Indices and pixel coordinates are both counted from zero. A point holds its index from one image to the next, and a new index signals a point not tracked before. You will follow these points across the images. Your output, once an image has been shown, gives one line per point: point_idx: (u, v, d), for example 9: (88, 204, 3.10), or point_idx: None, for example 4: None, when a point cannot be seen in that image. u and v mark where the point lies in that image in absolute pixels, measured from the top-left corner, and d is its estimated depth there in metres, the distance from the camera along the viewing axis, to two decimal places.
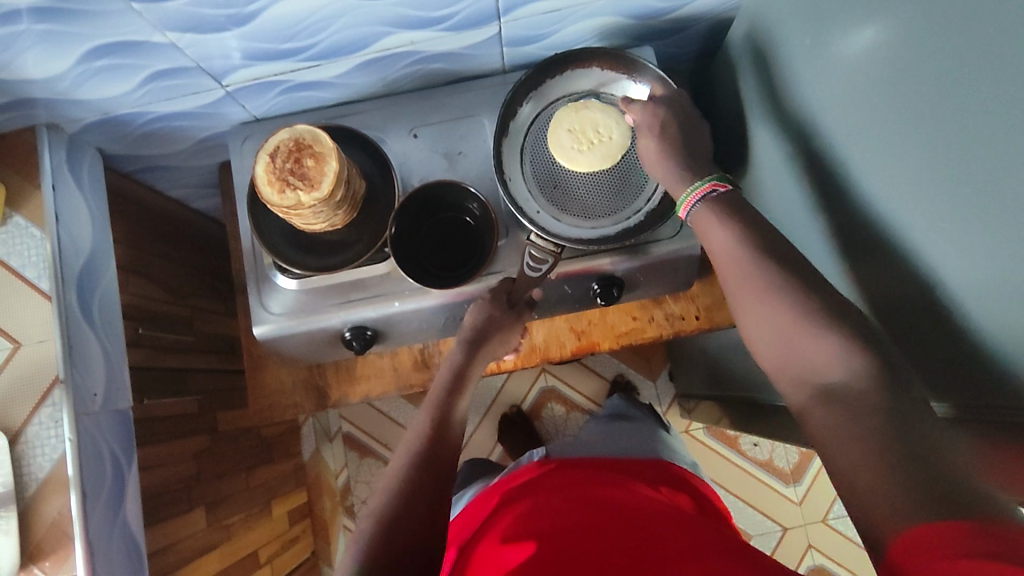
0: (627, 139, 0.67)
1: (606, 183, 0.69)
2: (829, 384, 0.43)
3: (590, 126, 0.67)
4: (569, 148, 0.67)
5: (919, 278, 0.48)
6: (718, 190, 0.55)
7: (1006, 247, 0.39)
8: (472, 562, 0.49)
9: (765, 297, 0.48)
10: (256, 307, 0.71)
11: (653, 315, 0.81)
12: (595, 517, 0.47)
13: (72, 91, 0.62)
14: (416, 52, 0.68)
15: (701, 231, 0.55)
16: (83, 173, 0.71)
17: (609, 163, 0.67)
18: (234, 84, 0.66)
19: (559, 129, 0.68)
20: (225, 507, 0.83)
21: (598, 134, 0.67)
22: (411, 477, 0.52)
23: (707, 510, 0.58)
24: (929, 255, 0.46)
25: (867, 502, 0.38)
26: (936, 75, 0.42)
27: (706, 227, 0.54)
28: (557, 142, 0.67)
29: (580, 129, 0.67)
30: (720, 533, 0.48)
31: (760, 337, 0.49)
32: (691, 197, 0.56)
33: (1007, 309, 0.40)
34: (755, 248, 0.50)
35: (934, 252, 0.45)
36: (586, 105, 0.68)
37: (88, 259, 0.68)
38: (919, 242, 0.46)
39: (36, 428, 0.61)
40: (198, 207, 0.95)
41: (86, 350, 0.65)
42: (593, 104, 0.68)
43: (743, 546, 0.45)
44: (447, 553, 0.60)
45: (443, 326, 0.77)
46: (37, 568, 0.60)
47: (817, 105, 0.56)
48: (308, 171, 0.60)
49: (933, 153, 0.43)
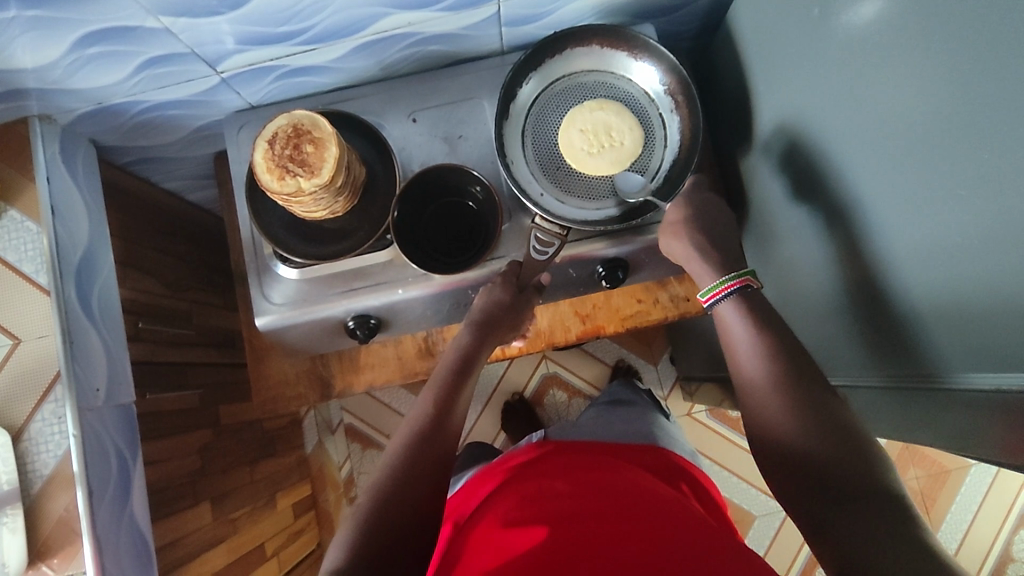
0: (638, 146, 0.68)
1: (612, 163, 0.67)
2: (812, 437, 0.47)
3: (603, 130, 0.68)
4: (580, 150, 0.67)
5: (912, 254, 0.47)
6: (750, 286, 0.58)
7: (1002, 221, 0.38)
8: (466, 545, 0.46)
9: (786, 365, 0.51)
10: (257, 298, 0.70)
11: (658, 297, 0.81)
12: (601, 502, 0.44)
13: (64, 81, 0.61)
14: (414, 34, 0.67)
15: (722, 324, 0.57)
16: (77, 165, 0.69)
17: (614, 169, 0.67)
18: (229, 70, 0.65)
19: (570, 129, 0.68)
20: (230, 501, 0.83)
21: (610, 138, 0.67)
22: (409, 457, 0.51)
23: (708, 503, 0.55)
24: (925, 229, 0.45)
25: (843, 544, 0.41)
26: (939, 44, 0.41)
27: (726, 320, 0.56)
28: (568, 143, 0.68)
29: (592, 130, 0.68)
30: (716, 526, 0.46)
31: (767, 393, 0.51)
32: (723, 287, 0.58)
33: (1001, 277, 0.40)
34: (780, 329, 0.53)
35: (927, 227, 0.45)
36: (604, 107, 0.68)
37: (85, 252, 0.67)
38: (913, 219, 0.46)
39: (39, 424, 0.60)
40: (194, 199, 0.93)
41: (87, 344, 0.64)
42: (609, 107, 0.68)
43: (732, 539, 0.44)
44: (443, 527, 0.58)
45: (447, 312, 0.76)
46: (45, 565, 0.59)
47: (818, 78, 0.55)
48: (307, 157, 0.59)
49: (936, 122, 0.42)
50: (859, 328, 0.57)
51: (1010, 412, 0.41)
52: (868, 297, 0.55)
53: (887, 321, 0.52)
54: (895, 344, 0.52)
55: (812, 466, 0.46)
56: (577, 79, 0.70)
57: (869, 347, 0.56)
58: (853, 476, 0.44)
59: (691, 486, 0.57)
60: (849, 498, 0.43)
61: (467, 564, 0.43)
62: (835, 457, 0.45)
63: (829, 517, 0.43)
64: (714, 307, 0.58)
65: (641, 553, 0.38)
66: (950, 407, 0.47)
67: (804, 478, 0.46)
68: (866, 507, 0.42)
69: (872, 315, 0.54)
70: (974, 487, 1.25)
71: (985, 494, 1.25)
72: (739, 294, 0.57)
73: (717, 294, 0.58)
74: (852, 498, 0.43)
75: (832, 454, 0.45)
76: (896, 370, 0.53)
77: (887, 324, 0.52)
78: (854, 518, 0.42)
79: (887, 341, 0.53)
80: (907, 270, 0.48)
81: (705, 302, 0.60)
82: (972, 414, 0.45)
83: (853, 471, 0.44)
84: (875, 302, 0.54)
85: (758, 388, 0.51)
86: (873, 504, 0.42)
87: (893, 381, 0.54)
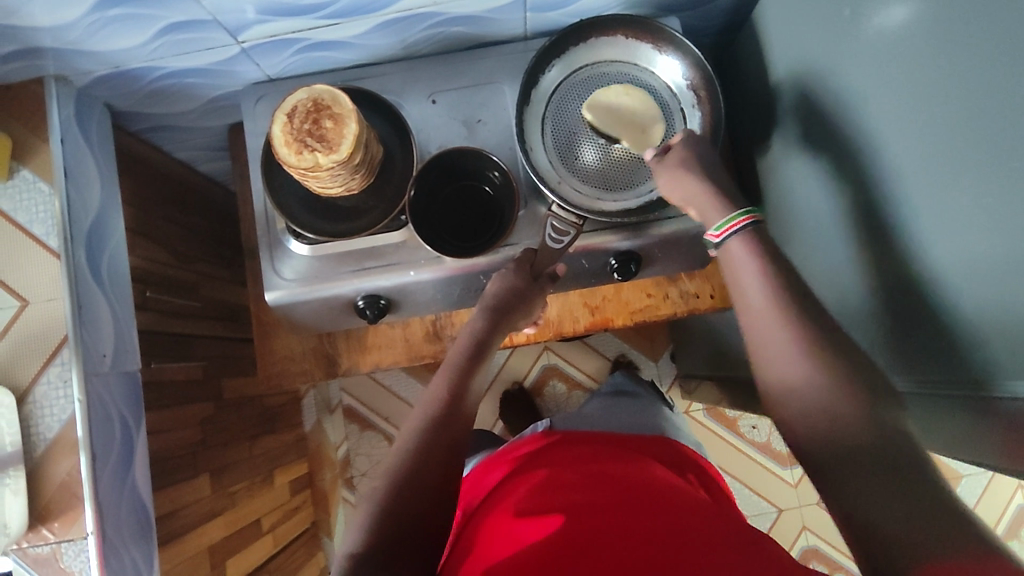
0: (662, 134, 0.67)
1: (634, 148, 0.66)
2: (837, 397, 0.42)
3: (628, 114, 0.66)
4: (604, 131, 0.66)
5: (933, 260, 0.47)
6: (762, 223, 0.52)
7: None
8: (477, 535, 0.45)
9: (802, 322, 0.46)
10: (268, 272, 0.69)
11: (668, 293, 0.80)
12: (616, 494, 0.44)
13: (83, 42, 0.60)
14: (438, 14, 0.66)
15: (732, 268, 0.52)
16: (91, 129, 0.69)
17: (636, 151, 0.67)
18: (249, 41, 0.64)
19: (596, 109, 0.66)
20: (229, 475, 0.83)
21: (633, 124, 0.66)
22: (423, 442, 0.49)
23: (715, 493, 0.55)
24: (950, 236, 0.45)
25: (861, 511, 0.37)
26: (973, 51, 0.41)
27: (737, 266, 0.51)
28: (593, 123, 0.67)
29: (617, 114, 0.66)
30: (735, 519, 0.45)
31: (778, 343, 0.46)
32: (736, 223, 0.52)
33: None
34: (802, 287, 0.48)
35: (955, 236, 0.44)
36: (630, 92, 0.67)
37: (96, 218, 0.66)
38: (939, 225, 0.46)
39: (45, 387, 0.60)
40: (205, 171, 0.92)
41: (95, 309, 0.64)
42: (636, 92, 0.67)
43: (755, 533, 0.42)
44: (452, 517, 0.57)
45: (458, 297, 0.76)
46: (46, 528, 0.59)
47: (845, 79, 0.55)
48: (326, 133, 0.59)
49: (966, 129, 0.42)
50: (875, 332, 0.57)
51: None
52: (884, 303, 0.54)
53: (905, 326, 0.52)
54: (911, 350, 0.52)
55: (832, 424, 0.41)
56: (598, 69, 0.69)
57: (883, 351, 0.56)
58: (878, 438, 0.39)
59: (696, 476, 0.56)
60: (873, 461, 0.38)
61: (479, 554, 0.43)
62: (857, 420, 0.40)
63: (846, 481, 0.38)
64: (723, 245, 0.53)
65: (666, 548, 0.38)
66: (963, 415, 0.47)
67: (828, 440, 0.41)
68: (891, 468, 0.37)
69: (888, 320, 0.54)
70: (966, 497, 1.26)
71: (975, 504, 1.26)
72: (753, 230, 0.52)
73: (728, 229, 0.53)
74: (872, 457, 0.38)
75: (852, 413, 0.41)
76: (910, 376, 0.53)
77: (908, 329, 0.52)
78: (876, 485, 0.37)
79: (903, 345, 0.53)
80: (930, 277, 0.48)
81: (711, 238, 0.54)
82: (986, 423, 0.45)
83: (890, 436, 0.39)
84: (891, 307, 0.53)
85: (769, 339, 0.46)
86: (900, 470, 0.37)
87: (908, 387, 0.53)
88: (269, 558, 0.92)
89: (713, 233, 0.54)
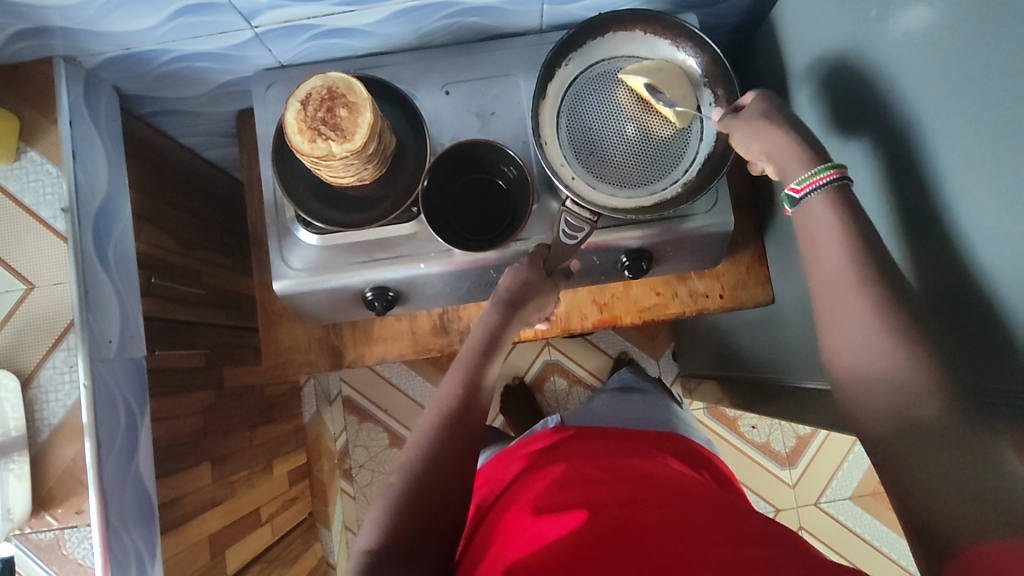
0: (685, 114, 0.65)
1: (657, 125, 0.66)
2: (902, 381, 0.42)
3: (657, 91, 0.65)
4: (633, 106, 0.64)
5: (960, 264, 0.47)
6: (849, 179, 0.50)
7: None
8: (496, 530, 0.45)
9: (857, 306, 0.45)
10: (276, 261, 0.69)
11: (677, 291, 0.80)
12: (634, 490, 0.44)
13: (94, 23, 0.59)
14: (455, 3, 0.65)
15: (808, 236, 0.50)
16: (100, 111, 0.68)
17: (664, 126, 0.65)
18: (263, 26, 0.63)
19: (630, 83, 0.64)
20: (229, 464, 0.82)
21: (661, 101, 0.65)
22: (438, 438, 0.49)
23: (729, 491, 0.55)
24: (981, 240, 0.44)
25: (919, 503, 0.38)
26: (1001, 57, 0.40)
27: (814, 239, 0.49)
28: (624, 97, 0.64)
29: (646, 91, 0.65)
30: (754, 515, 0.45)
31: (844, 326, 0.45)
32: (821, 176, 0.50)
33: None
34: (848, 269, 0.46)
35: (983, 243, 0.44)
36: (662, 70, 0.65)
37: (104, 201, 0.66)
38: (966, 232, 0.46)
39: (49, 372, 0.59)
40: (210, 157, 0.91)
41: (101, 295, 0.63)
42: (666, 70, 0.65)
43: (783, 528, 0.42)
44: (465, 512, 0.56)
45: (467, 290, 0.75)
46: (48, 514, 0.58)
47: (870, 80, 0.54)
48: (340, 122, 0.58)
49: (998, 133, 0.42)
50: None
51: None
52: None
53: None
54: None
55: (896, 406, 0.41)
56: (616, 64, 0.68)
57: None
58: (939, 426, 0.39)
59: (708, 472, 0.56)
60: (936, 452, 0.38)
61: (499, 550, 0.42)
62: (917, 407, 0.40)
63: (906, 477, 0.39)
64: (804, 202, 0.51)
65: (692, 544, 0.37)
66: None
67: (891, 427, 0.41)
68: (957, 465, 0.37)
69: None
70: None
71: None
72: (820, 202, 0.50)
73: (813, 183, 0.50)
74: (935, 447, 0.39)
75: (909, 401, 0.41)
76: None
77: None
78: (933, 474, 0.38)
79: None
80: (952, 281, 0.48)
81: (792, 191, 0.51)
82: None
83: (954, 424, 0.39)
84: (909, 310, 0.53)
85: (838, 318, 0.46)
86: (958, 460, 0.37)
87: None
88: (267, 548, 0.92)
89: (795, 186, 0.51)
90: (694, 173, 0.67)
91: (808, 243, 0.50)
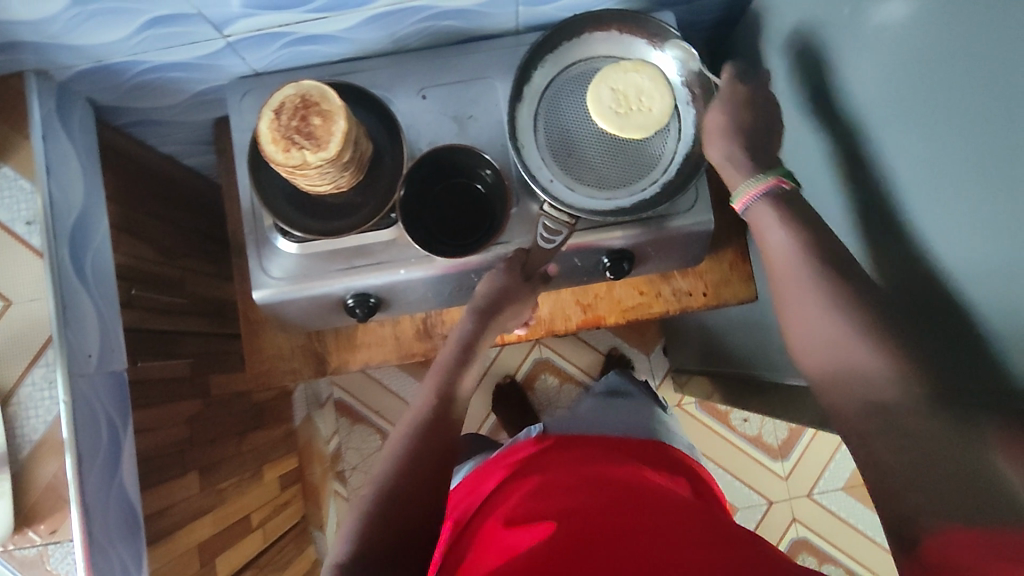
0: (666, 113, 0.64)
1: (641, 123, 0.63)
2: (878, 386, 0.42)
3: (633, 92, 0.64)
4: (609, 109, 0.63)
5: (922, 263, 0.46)
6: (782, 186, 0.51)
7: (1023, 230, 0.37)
8: (472, 543, 0.45)
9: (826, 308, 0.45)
10: (255, 270, 0.69)
11: (660, 290, 0.80)
12: (607, 498, 0.44)
13: (63, 36, 0.58)
14: (428, 7, 0.65)
15: (757, 229, 0.51)
16: (74, 124, 0.67)
17: (647, 125, 0.63)
18: (235, 34, 0.63)
19: (602, 85, 0.64)
20: (217, 472, 0.82)
21: (639, 102, 0.64)
22: (409, 447, 0.49)
23: (709, 499, 0.55)
24: (944, 239, 0.44)
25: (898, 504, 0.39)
26: (960, 52, 0.40)
27: (761, 225, 0.51)
28: (597, 99, 0.64)
29: (623, 92, 0.64)
30: (727, 521, 0.45)
31: (807, 330, 0.47)
32: (751, 191, 0.52)
33: (1009, 290, 0.39)
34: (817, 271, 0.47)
35: (945, 242, 0.44)
36: (639, 70, 0.64)
37: (80, 215, 0.65)
38: (927, 231, 0.45)
39: (29, 389, 0.59)
40: (190, 164, 0.91)
41: (80, 309, 0.63)
42: (644, 69, 0.64)
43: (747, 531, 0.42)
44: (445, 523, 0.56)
45: (449, 295, 0.75)
46: (32, 531, 0.58)
47: (835, 79, 0.54)
48: (315, 130, 0.58)
49: (959, 129, 0.41)
50: None
51: None
52: None
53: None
54: None
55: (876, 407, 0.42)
56: (593, 64, 0.68)
57: None
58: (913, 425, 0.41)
59: (688, 479, 0.56)
60: (903, 452, 0.40)
61: (474, 563, 0.43)
62: (889, 408, 0.42)
63: (880, 473, 0.40)
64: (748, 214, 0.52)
65: (658, 550, 0.38)
66: None
67: (865, 425, 0.42)
68: (931, 457, 0.39)
69: None
70: None
71: None
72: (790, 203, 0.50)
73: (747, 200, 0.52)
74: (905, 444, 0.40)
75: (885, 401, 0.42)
76: None
77: None
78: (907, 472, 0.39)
79: None
80: (912, 280, 0.48)
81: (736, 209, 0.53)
82: None
83: (922, 421, 0.40)
84: None
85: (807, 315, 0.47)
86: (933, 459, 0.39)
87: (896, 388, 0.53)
88: (259, 553, 0.92)
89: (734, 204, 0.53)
90: (674, 173, 0.67)
91: (763, 249, 0.51)
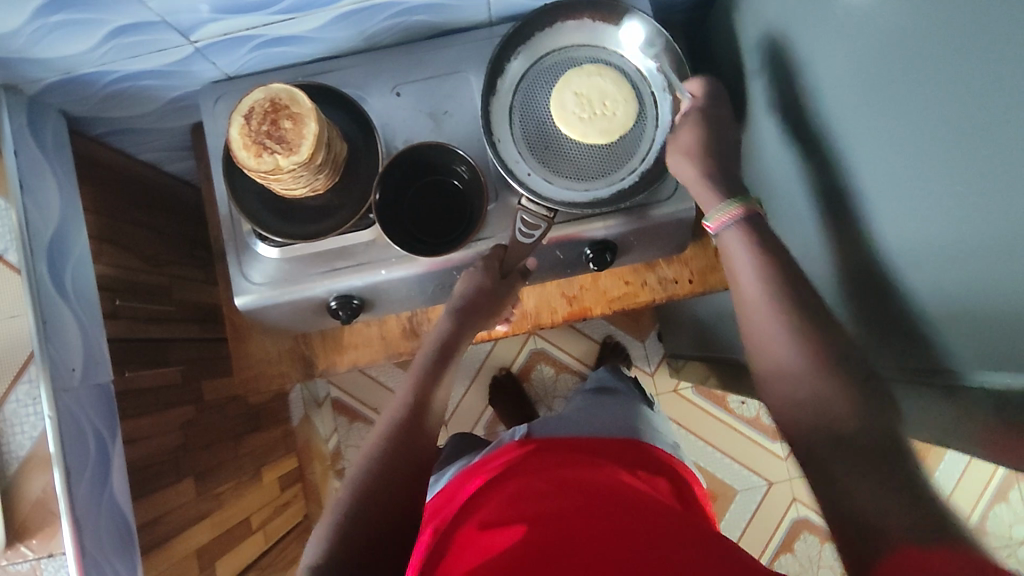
0: (629, 118, 0.65)
1: (603, 127, 0.65)
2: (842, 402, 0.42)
3: (597, 96, 0.65)
4: (571, 113, 0.65)
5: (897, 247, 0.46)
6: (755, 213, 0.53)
7: (992, 214, 0.36)
8: (451, 546, 0.45)
9: None
10: (237, 277, 0.68)
11: (646, 279, 0.80)
12: (582, 500, 0.44)
13: (28, 51, 0.58)
14: (397, 4, 0.64)
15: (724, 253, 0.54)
16: (47, 138, 0.67)
17: (609, 130, 0.65)
18: (203, 40, 0.62)
19: (565, 89, 0.66)
20: (214, 477, 0.83)
21: (602, 106, 0.65)
22: (386, 450, 0.51)
23: (688, 501, 0.55)
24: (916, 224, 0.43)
25: (858, 514, 0.38)
26: (924, 34, 0.39)
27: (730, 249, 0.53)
28: (559, 104, 0.65)
29: (586, 96, 0.65)
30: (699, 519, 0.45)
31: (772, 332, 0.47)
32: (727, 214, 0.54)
33: (987, 272, 0.38)
34: None
35: (915, 230, 0.43)
36: (603, 73, 0.66)
37: (57, 230, 0.65)
38: (898, 217, 0.45)
39: (14, 405, 0.59)
40: (172, 170, 0.91)
41: (62, 324, 0.63)
42: (608, 73, 0.66)
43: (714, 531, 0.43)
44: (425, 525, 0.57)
45: (433, 293, 0.75)
46: (24, 545, 0.59)
47: (807, 61, 0.53)
48: (286, 134, 0.57)
49: (925, 116, 0.40)
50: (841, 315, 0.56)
51: (991, 410, 0.40)
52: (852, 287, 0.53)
53: (867, 311, 0.51)
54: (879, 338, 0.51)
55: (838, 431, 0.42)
56: (568, 54, 0.67)
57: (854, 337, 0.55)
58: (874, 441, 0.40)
59: (668, 480, 0.56)
60: (866, 470, 0.39)
61: (449, 565, 0.43)
62: (856, 428, 0.41)
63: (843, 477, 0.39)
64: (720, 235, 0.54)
65: (628, 548, 0.38)
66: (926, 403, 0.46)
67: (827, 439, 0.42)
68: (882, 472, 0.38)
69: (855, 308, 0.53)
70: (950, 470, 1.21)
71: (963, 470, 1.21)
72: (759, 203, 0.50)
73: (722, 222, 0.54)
74: (865, 457, 0.39)
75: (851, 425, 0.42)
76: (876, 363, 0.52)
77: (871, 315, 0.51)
78: (868, 482, 0.39)
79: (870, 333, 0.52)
80: (890, 263, 0.47)
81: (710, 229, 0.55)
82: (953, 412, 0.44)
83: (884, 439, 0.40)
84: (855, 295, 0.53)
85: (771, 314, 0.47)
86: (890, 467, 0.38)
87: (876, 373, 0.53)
88: (260, 555, 0.93)
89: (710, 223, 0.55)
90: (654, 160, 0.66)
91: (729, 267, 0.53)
